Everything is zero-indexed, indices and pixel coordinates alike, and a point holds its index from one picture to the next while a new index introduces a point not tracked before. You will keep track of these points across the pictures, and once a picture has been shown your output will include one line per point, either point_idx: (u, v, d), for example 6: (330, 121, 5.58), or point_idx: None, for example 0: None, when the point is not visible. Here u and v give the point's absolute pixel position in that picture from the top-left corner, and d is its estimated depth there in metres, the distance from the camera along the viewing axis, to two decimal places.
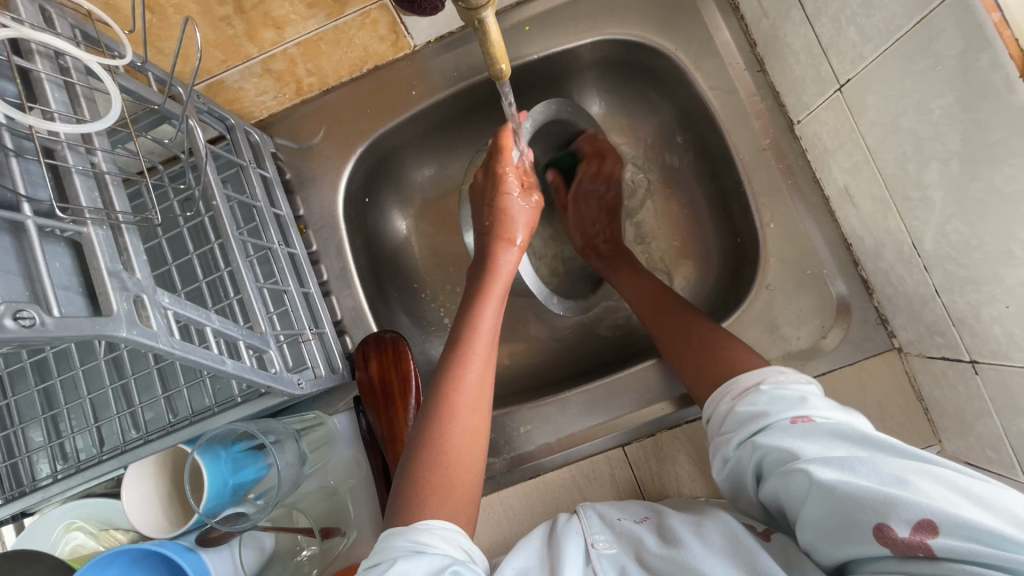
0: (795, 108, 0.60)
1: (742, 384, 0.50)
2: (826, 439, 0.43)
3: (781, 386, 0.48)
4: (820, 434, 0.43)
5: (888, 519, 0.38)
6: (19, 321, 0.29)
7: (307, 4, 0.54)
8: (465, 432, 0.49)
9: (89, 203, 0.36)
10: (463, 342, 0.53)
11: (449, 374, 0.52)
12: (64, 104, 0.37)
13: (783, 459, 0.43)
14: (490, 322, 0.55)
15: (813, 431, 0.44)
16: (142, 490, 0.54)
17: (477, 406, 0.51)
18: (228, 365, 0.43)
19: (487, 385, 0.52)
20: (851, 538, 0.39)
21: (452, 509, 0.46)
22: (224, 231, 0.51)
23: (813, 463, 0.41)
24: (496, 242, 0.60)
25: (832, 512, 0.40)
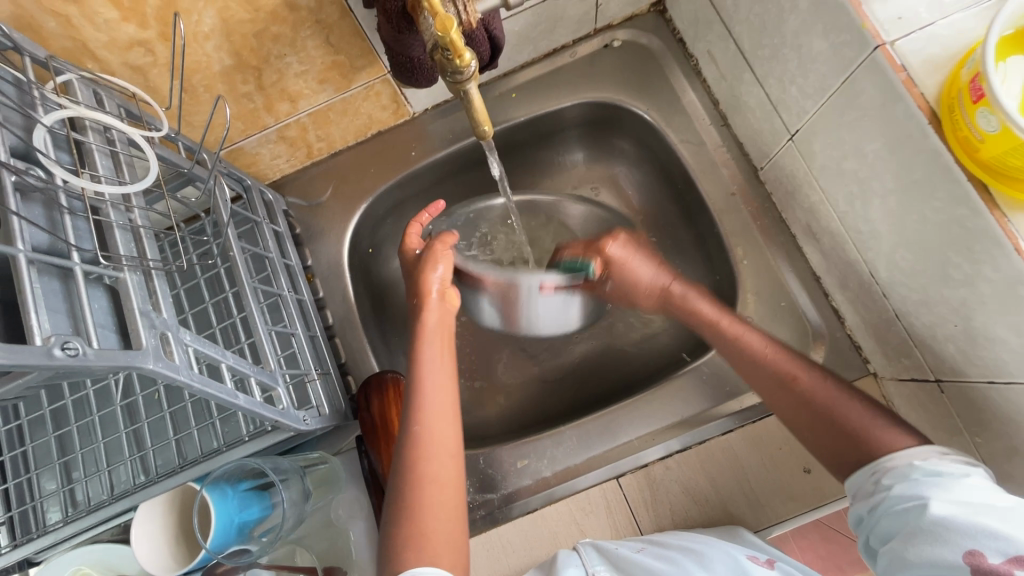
0: (757, 156, 0.66)
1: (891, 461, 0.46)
2: (968, 487, 0.41)
3: (932, 459, 0.44)
4: (962, 490, 0.41)
5: (980, 546, 0.39)
6: (66, 351, 0.33)
7: (319, 81, 0.61)
8: (429, 483, 0.49)
9: (126, 252, 0.41)
10: (411, 398, 0.53)
11: (406, 431, 0.52)
12: (109, 170, 0.43)
13: (904, 500, 0.43)
14: (430, 368, 0.55)
15: (959, 483, 0.42)
16: (151, 529, 0.56)
17: (438, 454, 0.50)
18: (240, 400, 0.47)
19: (448, 430, 0.52)
20: (937, 564, 0.40)
21: (430, 556, 0.45)
22: (240, 279, 0.56)
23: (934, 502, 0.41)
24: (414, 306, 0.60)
25: (938, 536, 0.40)
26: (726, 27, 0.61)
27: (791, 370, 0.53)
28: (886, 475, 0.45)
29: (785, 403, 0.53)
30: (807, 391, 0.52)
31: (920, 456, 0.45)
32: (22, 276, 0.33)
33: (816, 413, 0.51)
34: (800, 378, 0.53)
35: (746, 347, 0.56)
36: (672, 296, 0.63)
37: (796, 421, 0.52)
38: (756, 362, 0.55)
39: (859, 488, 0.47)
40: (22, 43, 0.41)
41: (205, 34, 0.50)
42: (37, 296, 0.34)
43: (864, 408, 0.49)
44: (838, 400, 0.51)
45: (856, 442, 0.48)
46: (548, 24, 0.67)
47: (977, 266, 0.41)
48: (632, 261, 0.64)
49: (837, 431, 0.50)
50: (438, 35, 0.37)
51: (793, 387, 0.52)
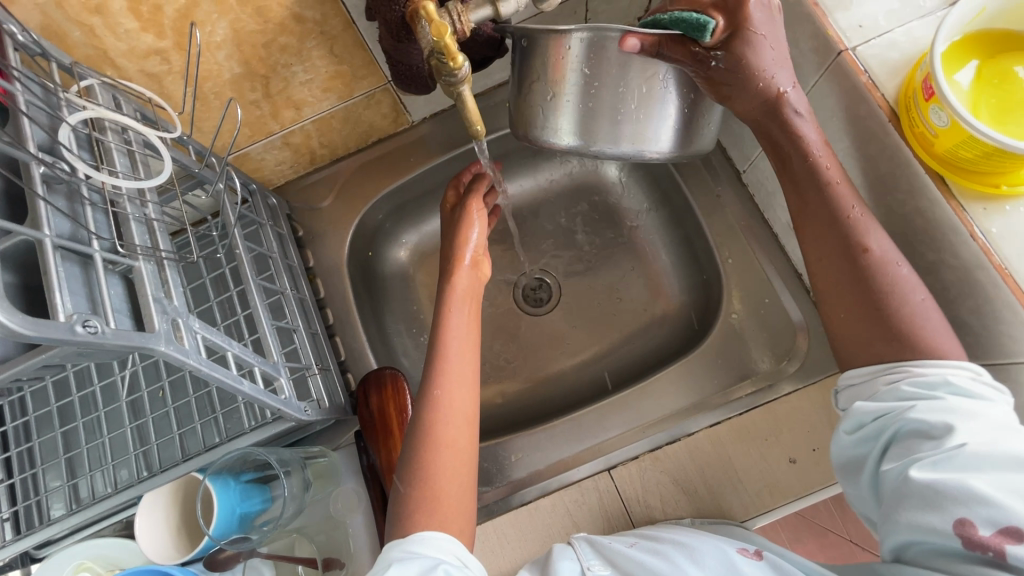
0: (740, 160, 0.69)
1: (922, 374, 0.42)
2: (995, 435, 0.38)
3: (963, 393, 0.40)
4: (988, 438, 0.37)
5: (972, 514, 0.36)
6: (86, 329, 0.35)
7: (323, 90, 0.65)
8: (446, 447, 0.50)
9: (141, 243, 0.44)
10: (436, 361, 0.55)
11: (428, 394, 0.53)
12: (126, 167, 0.46)
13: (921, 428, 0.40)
14: (457, 332, 0.57)
15: (989, 431, 0.38)
16: (155, 517, 0.58)
17: (457, 419, 0.52)
18: (245, 386, 0.49)
19: (465, 398, 0.53)
20: (917, 514, 0.38)
21: (443, 520, 0.47)
22: (245, 276, 0.59)
23: (949, 444, 0.38)
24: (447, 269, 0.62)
25: (930, 493, 0.38)
26: None
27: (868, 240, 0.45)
28: (913, 390, 0.41)
29: (834, 270, 0.46)
30: (876, 267, 0.45)
31: (957, 372, 0.41)
32: (48, 260, 0.36)
33: (868, 291, 0.45)
34: (870, 251, 0.45)
35: (830, 199, 0.47)
36: (777, 109, 0.47)
37: (827, 287, 0.47)
38: (826, 198, 0.47)
39: (875, 389, 0.44)
40: (50, 50, 0.45)
41: (218, 44, 0.54)
42: (61, 278, 0.36)
43: (922, 302, 0.44)
44: (897, 280, 0.44)
45: (894, 336, 0.43)
46: None
47: (940, 254, 0.44)
48: (765, 40, 0.45)
49: (882, 314, 0.44)
50: (433, 40, 0.41)
51: (855, 255, 0.45)
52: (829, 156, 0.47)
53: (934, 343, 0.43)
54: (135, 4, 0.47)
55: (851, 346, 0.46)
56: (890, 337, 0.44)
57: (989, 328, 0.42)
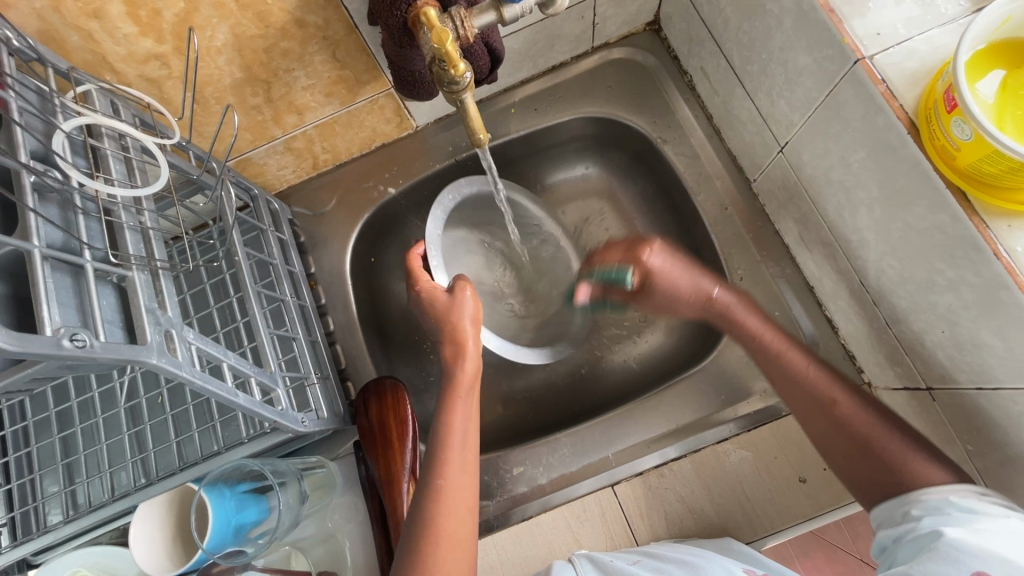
0: (750, 168, 0.68)
1: (926, 493, 0.46)
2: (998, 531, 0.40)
3: (968, 496, 0.44)
4: (988, 534, 0.40)
5: (991, 572, 0.39)
6: (75, 343, 0.34)
7: (325, 95, 0.64)
8: (444, 538, 0.49)
9: (135, 252, 0.43)
10: (441, 447, 0.54)
11: (432, 482, 0.52)
12: (122, 174, 0.45)
13: (923, 535, 0.43)
14: (460, 419, 0.56)
15: (991, 529, 0.41)
16: (149, 529, 0.57)
17: (458, 507, 0.51)
18: (240, 398, 0.48)
19: (468, 484, 0.53)
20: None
21: None
22: (244, 283, 0.58)
23: (950, 539, 0.41)
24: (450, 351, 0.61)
25: (947, 555, 0.41)
26: (717, 45, 0.63)
27: (835, 397, 0.52)
28: (915, 507, 0.46)
29: (822, 427, 0.53)
30: (849, 418, 0.51)
31: (963, 492, 0.44)
32: (37, 271, 0.35)
33: (850, 443, 0.51)
34: (841, 405, 0.52)
35: (791, 365, 0.55)
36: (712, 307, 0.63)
37: (823, 445, 0.53)
38: (782, 366, 0.56)
39: (887, 516, 0.48)
40: (47, 55, 0.44)
41: (218, 48, 0.53)
42: (49, 290, 0.35)
43: (901, 439, 0.49)
44: (875, 428, 0.50)
45: (891, 470, 0.48)
46: (547, 42, 0.70)
47: (960, 272, 0.42)
48: (674, 273, 0.64)
49: (869, 457, 0.50)
50: (434, 46, 0.39)
51: (830, 411, 0.52)
52: (776, 332, 0.58)
53: (919, 471, 0.47)
54: (133, 8, 0.46)
55: (864, 492, 0.50)
56: (892, 479, 0.48)
57: (1011, 350, 0.40)
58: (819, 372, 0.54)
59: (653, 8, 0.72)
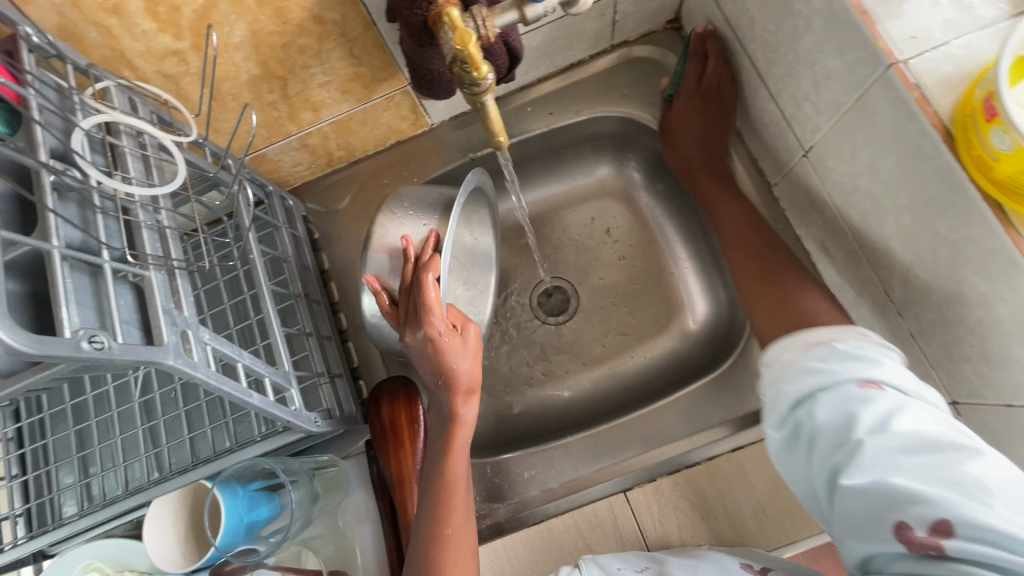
0: (772, 172, 0.66)
1: (806, 365, 0.48)
2: (883, 399, 0.43)
3: (840, 387, 0.45)
4: (883, 407, 0.43)
5: (904, 518, 0.39)
6: (93, 344, 0.34)
7: (341, 92, 0.63)
8: None
9: (153, 251, 0.43)
10: (440, 499, 0.53)
11: (434, 535, 0.51)
12: (140, 172, 0.45)
13: (830, 421, 0.44)
14: (460, 472, 0.54)
15: (879, 398, 0.43)
16: (163, 525, 0.57)
17: (462, 556, 0.51)
18: (254, 398, 0.48)
19: (467, 527, 0.53)
20: (873, 537, 0.41)
21: None
22: (258, 281, 0.58)
23: (859, 431, 0.42)
24: (455, 397, 0.55)
25: (861, 501, 0.41)
26: (741, 45, 0.62)
27: (756, 232, 0.64)
28: (807, 380, 0.47)
29: (747, 255, 0.63)
30: (766, 251, 0.62)
31: (806, 365, 0.48)
32: (56, 272, 0.35)
33: (768, 288, 0.59)
34: (761, 235, 0.63)
35: (728, 211, 0.66)
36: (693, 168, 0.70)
37: (747, 261, 0.63)
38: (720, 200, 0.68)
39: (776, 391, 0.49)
40: (66, 51, 0.44)
41: (235, 45, 0.52)
42: (68, 290, 0.35)
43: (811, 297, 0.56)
44: (785, 267, 0.60)
45: (796, 312, 0.55)
46: (566, 40, 0.69)
47: (993, 286, 0.41)
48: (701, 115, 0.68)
49: (781, 295, 0.58)
50: (457, 48, 0.39)
51: (756, 227, 0.64)
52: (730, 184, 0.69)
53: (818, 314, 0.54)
54: (151, 4, 0.45)
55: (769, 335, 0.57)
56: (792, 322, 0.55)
57: None
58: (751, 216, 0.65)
59: (675, 6, 0.70)
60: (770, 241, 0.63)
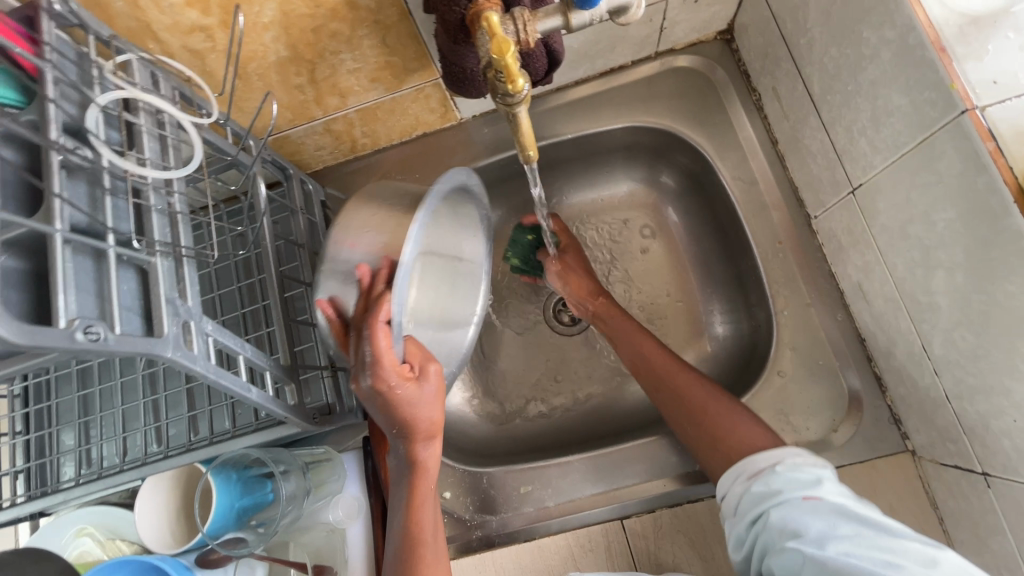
0: (812, 204, 0.63)
1: (757, 465, 0.53)
2: (828, 503, 0.46)
3: (790, 487, 0.49)
4: (828, 507, 0.46)
5: None
6: (88, 336, 0.33)
7: (370, 80, 0.61)
8: None
9: (161, 237, 0.41)
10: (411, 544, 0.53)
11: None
12: (155, 153, 0.43)
13: (780, 520, 0.47)
14: (430, 518, 0.55)
15: (824, 499, 0.47)
16: (157, 502, 0.57)
17: None
18: (253, 393, 0.47)
19: (440, 563, 0.54)
20: None
21: None
22: (269, 268, 0.57)
23: (807, 533, 0.45)
24: (415, 446, 0.54)
25: None
26: (796, 65, 0.58)
27: (682, 371, 0.62)
28: (760, 488, 0.50)
29: (667, 395, 0.62)
30: (689, 389, 0.61)
31: (777, 467, 0.51)
32: (57, 254, 0.34)
33: (696, 431, 0.59)
34: (684, 374, 0.62)
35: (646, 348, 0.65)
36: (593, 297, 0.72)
37: (671, 408, 0.61)
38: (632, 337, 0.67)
39: (740, 510, 0.52)
40: (89, 20, 0.42)
41: (264, 25, 0.50)
42: (67, 274, 0.34)
43: (743, 418, 0.57)
44: (709, 400, 0.59)
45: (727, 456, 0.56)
46: (608, 43, 0.66)
47: None
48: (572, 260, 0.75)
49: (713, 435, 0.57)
50: (493, 57, 0.36)
51: (671, 375, 0.62)
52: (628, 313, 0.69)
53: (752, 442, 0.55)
54: None
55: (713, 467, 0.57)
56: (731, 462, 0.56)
57: None
58: (669, 356, 0.64)
59: (728, 15, 0.66)
60: (698, 381, 0.61)
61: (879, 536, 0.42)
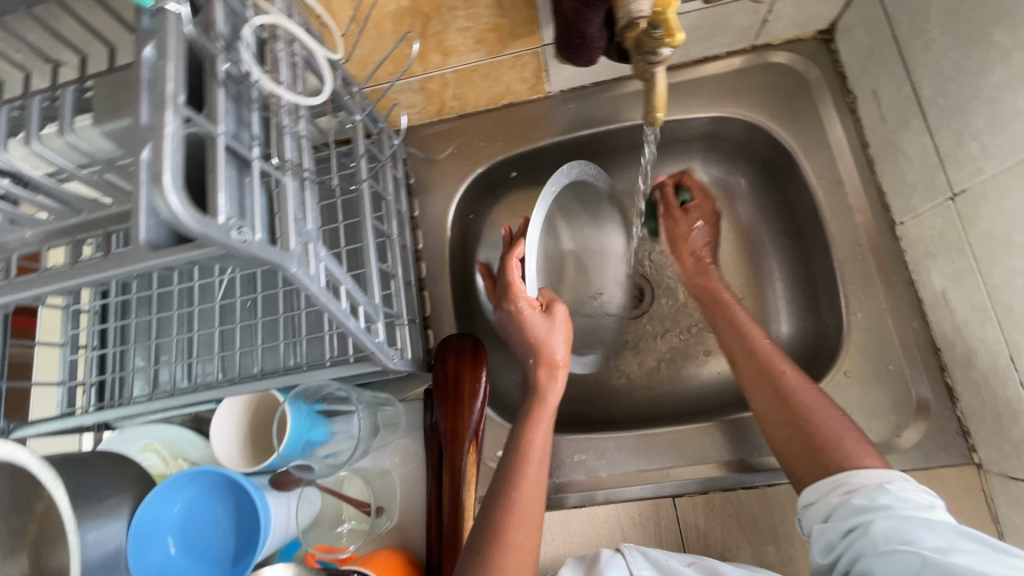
0: (900, 209, 0.63)
1: (858, 478, 0.50)
2: (937, 520, 0.46)
3: (898, 498, 0.48)
4: (944, 527, 0.45)
5: None
6: (241, 236, 0.34)
7: (476, 41, 0.62)
8: (519, 536, 0.51)
9: (291, 160, 0.43)
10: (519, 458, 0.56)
11: (513, 487, 0.54)
12: (289, 80, 0.45)
13: (891, 535, 0.45)
14: (538, 446, 0.56)
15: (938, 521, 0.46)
16: (228, 424, 0.60)
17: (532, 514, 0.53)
18: (351, 323, 0.48)
19: (537, 506, 0.54)
20: None
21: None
22: (363, 211, 0.58)
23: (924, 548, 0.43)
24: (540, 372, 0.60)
25: None
26: (905, 68, 0.58)
27: (783, 369, 0.60)
28: (860, 498, 0.49)
29: (765, 388, 0.59)
30: (792, 388, 0.58)
31: (888, 477, 0.50)
32: (217, 156, 0.35)
33: (788, 430, 0.56)
34: (787, 374, 0.59)
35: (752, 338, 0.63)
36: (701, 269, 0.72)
37: (763, 402, 0.59)
38: (732, 326, 0.66)
39: (832, 518, 0.50)
40: None
41: None
42: (224, 177, 0.35)
43: (843, 425, 0.54)
44: (808, 402, 0.57)
45: (819, 461, 0.53)
46: (710, 30, 0.66)
47: None
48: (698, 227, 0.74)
49: (808, 441, 0.55)
50: (655, 10, 0.38)
51: (772, 372, 0.60)
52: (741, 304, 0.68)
53: (853, 455, 0.52)
54: None
55: (804, 473, 0.54)
56: (825, 469, 0.53)
57: None
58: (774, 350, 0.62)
59: (833, 14, 0.66)
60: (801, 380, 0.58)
61: (1003, 556, 0.41)
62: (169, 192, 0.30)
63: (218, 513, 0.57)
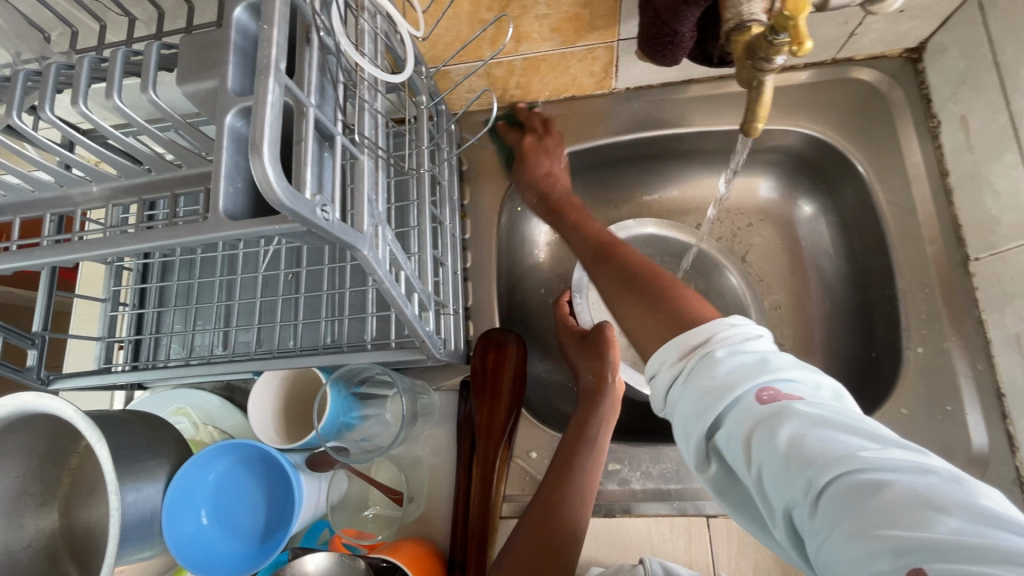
0: (977, 244, 0.60)
1: (691, 339, 0.45)
2: (843, 409, 0.36)
3: (739, 364, 0.41)
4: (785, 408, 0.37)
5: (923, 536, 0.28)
6: (325, 213, 0.33)
7: (553, 30, 0.60)
8: (543, 511, 0.55)
9: (368, 138, 0.41)
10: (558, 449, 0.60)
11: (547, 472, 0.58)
12: (371, 55, 0.43)
13: (764, 413, 0.37)
14: (581, 434, 0.60)
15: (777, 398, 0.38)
16: (266, 398, 0.59)
17: (559, 494, 0.56)
18: (409, 311, 0.47)
19: (570, 494, 0.56)
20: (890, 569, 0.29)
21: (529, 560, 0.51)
22: (423, 194, 0.56)
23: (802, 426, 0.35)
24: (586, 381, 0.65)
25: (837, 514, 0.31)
26: (1005, 98, 0.55)
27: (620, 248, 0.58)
28: (714, 366, 0.41)
29: (605, 269, 0.56)
30: (622, 261, 0.56)
31: (728, 341, 0.43)
32: (306, 129, 0.33)
33: (630, 304, 0.51)
34: (628, 255, 0.56)
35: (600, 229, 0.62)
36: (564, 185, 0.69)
37: (607, 285, 0.55)
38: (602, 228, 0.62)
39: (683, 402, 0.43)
40: None
41: None
42: (311, 150, 0.34)
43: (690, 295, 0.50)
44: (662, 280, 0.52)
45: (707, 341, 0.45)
46: None
47: None
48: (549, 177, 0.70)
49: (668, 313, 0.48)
50: (785, 14, 0.35)
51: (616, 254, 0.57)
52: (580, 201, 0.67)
53: None
54: None
55: None
56: None
57: None
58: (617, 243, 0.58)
59: (925, 33, 0.63)
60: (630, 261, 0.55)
61: (826, 428, 0.35)
62: (266, 164, 0.28)
63: (249, 487, 0.57)
